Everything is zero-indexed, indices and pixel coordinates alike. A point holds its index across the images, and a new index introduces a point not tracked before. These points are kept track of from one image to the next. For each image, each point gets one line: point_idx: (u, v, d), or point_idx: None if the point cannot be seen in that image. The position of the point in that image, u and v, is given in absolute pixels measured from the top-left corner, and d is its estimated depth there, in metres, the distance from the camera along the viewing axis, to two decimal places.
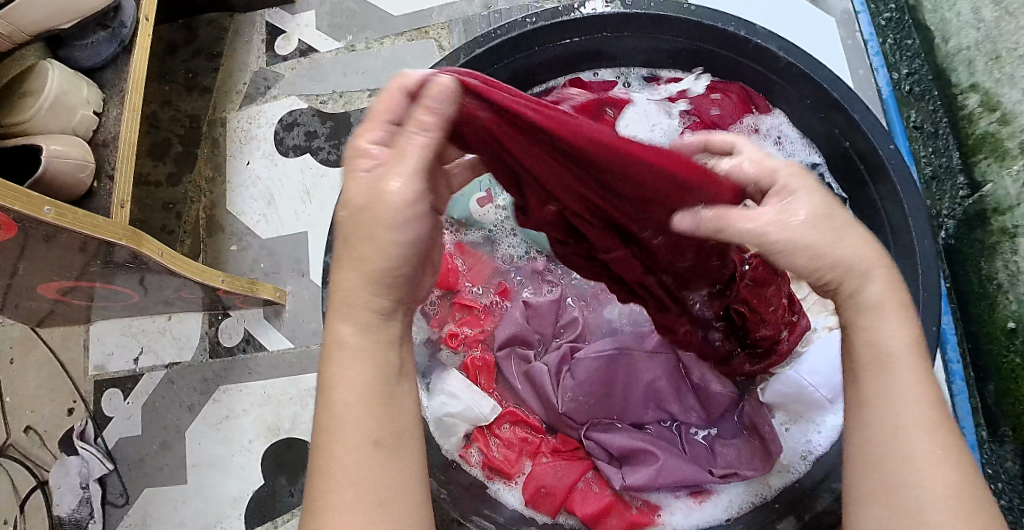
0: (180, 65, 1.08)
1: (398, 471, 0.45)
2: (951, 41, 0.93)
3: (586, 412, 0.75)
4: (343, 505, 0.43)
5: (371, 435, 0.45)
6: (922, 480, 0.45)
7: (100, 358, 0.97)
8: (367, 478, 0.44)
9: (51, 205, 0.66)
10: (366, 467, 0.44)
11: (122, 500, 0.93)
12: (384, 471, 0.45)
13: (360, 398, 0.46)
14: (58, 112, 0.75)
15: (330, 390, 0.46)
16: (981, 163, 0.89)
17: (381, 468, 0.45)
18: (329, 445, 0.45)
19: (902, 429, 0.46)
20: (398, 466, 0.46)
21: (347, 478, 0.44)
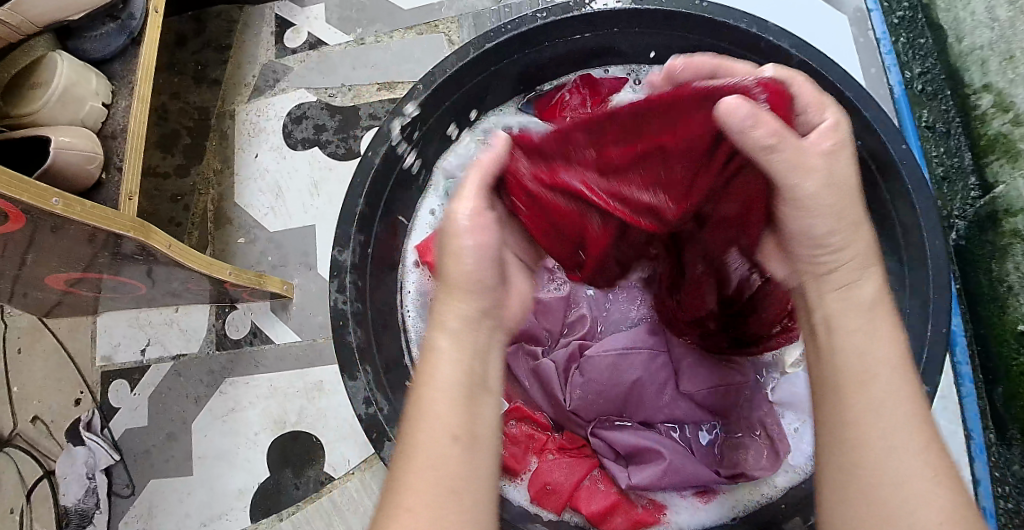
0: (189, 57, 1.08)
1: (475, 465, 0.45)
2: (964, 41, 0.92)
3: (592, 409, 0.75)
4: (419, 485, 0.44)
5: (450, 426, 0.45)
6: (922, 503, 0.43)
7: (107, 349, 0.97)
8: (441, 465, 0.44)
9: (59, 197, 0.66)
10: (443, 454, 0.44)
11: (128, 490, 0.93)
12: (461, 464, 0.45)
13: (448, 388, 0.47)
14: (66, 104, 0.75)
15: (421, 382, 0.48)
16: (993, 164, 0.89)
17: (458, 453, 0.45)
18: (412, 424, 0.46)
19: (898, 450, 0.44)
20: (475, 460, 0.45)
21: (426, 461, 0.44)
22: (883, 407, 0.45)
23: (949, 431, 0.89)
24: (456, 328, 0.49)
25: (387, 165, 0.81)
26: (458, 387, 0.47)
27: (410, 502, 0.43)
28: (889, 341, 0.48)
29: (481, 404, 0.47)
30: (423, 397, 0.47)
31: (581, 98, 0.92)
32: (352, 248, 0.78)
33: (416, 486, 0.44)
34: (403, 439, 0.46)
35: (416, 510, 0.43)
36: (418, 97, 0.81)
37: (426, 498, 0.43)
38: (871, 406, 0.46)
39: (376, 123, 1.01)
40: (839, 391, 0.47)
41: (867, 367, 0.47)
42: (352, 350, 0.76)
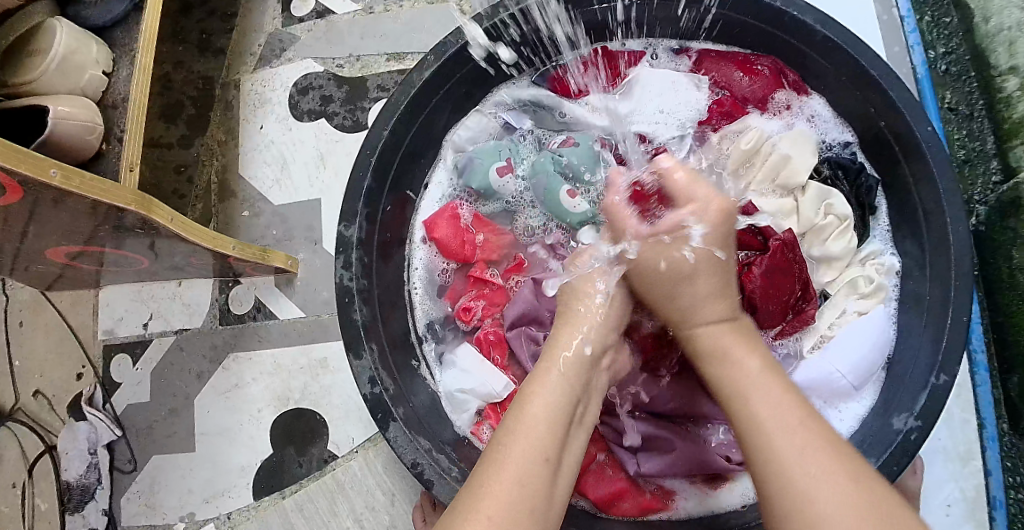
0: (193, 26, 1.03)
1: (554, 493, 0.52)
2: (991, 21, 0.90)
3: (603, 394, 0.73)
4: (504, 496, 0.50)
5: (540, 453, 0.53)
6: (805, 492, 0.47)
7: (109, 323, 0.96)
8: (527, 484, 0.51)
9: (58, 168, 0.64)
10: (532, 476, 0.51)
11: (130, 466, 0.92)
12: (543, 485, 0.51)
13: (543, 419, 0.55)
14: (67, 73, 0.73)
15: (521, 411, 0.56)
16: (1018, 149, 0.87)
17: (540, 477, 0.52)
18: (506, 443, 0.53)
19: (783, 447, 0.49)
20: (554, 490, 0.53)
21: (514, 476, 0.51)
22: (770, 411, 0.52)
23: (962, 419, 0.88)
24: (564, 376, 0.58)
25: (395, 139, 0.79)
26: (551, 421, 0.55)
27: (489, 513, 0.49)
28: (760, 358, 0.57)
29: (566, 443, 0.56)
30: (515, 420, 0.55)
31: (596, 72, 0.90)
32: (358, 223, 0.76)
33: (493, 497, 0.50)
34: (491, 452, 0.53)
35: (495, 516, 0.48)
36: (429, 68, 0.78)
37: (508, 508, 0.49)
38: (760, 417, 0.52)
39: (384, 95, 0.99)
40: (726, 409, 0.56)
41: (741, 385, 0.55)
42: (358, 328, 0.74)
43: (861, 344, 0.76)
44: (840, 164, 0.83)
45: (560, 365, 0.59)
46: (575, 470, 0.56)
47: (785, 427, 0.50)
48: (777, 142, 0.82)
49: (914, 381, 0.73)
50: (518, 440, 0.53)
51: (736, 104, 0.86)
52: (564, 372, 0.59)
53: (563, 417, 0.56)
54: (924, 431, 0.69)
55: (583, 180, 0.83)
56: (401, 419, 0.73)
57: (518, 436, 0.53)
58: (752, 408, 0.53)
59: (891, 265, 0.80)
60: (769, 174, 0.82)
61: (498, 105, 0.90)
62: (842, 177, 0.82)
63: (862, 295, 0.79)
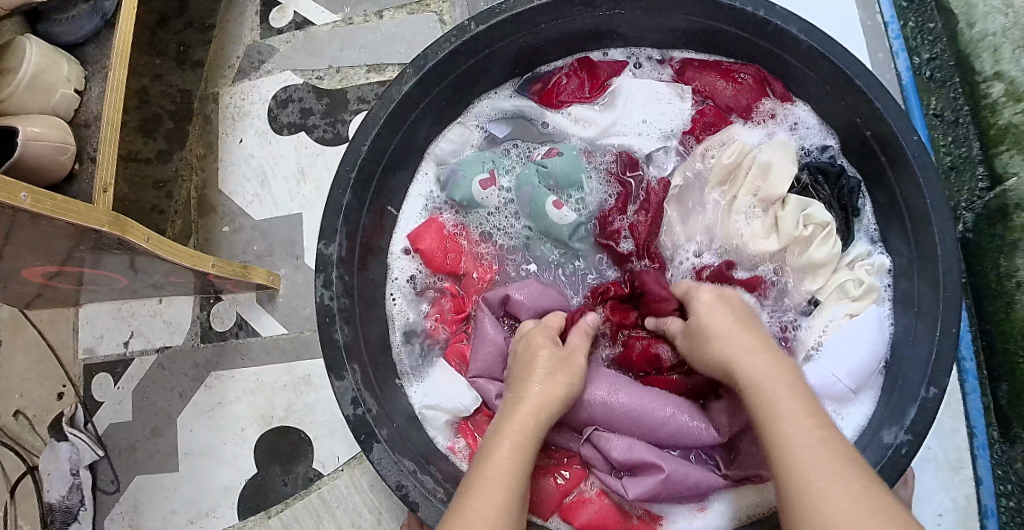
0: (171, 37, 0.97)
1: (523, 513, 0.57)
2: (976, 26, 0.89)
3: (586, 414, 0.71)
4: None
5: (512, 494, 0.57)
6: (822, 507, 0.51)
7: (89, 341, 0.95)
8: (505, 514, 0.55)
9: (27, 191, 0.62)
10: (505, 512, 0.55)
11: (113, 486, 0.91)
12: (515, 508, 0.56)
13: (510, 460, 0.59)
14: (37, 92, 0.70)
15: (488, 456, 0.59)
16: (1003, 155, 0.86)
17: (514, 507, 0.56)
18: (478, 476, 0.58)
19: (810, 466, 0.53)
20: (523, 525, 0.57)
21: (494, 509, 0.55)
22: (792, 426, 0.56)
23: (952, 428, 0.87)
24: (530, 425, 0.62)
25: (375, 155, 0.78)
26: (514, 460, 0.59)
27: (485, 523, 0.54)
28: (796, 392, 0.59)
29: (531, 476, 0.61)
30: (488, 461, 0.59)
31: (579, 82, 0.89)
32: (338, 242, 0.75)
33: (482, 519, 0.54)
34: (466, 488, 0.57)
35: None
36: (408, 82, 0.77)
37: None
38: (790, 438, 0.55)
39: (364, 107, 0.98)
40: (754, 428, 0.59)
41: (768, 393, 0.59)
42: (340, 349, 0.73)
43: (860, 348, 0.75)
44: (819, 169, 0.81)
45: (521, 412, 0.63)
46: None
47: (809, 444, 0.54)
48: (758, 153, 0.81)
49: (904, 393, 0.72)
50: (486, 470, 0.58)
51: (719, 113, 0.85)
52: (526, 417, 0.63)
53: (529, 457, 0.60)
54: (914, 445, 0.69)
55: (567, 188, 0.83)
56: (384, 441, 0.72)
57: (488, 471, 0.58)
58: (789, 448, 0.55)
59: (883, 265, 0.79)
60: (752, 187, 0.81)
61: (480, 115, 0.89)
62: (822, 181, 0.81)
63: (853, 299, 0.78)
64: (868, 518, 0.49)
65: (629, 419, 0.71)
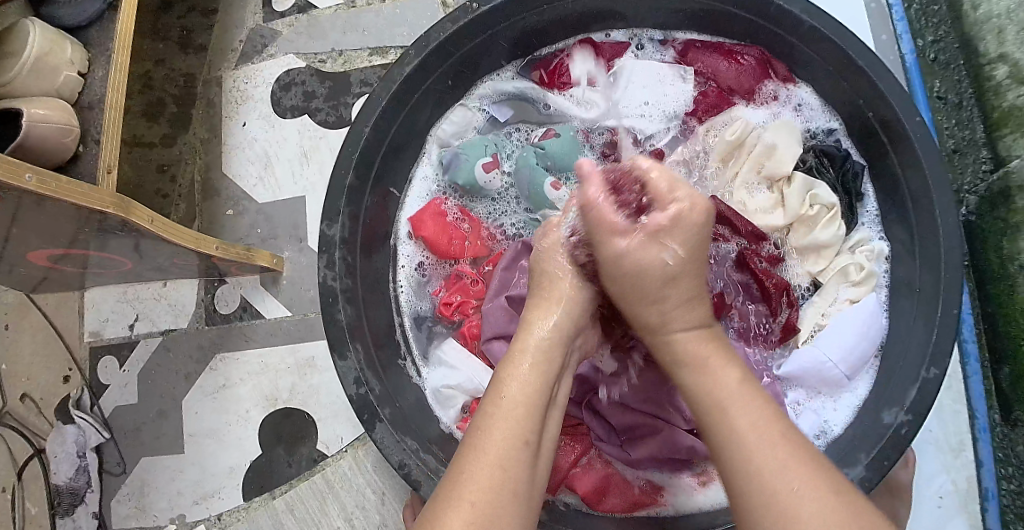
0: (174, 21, 1.02)
1: (534, 473, 0.51)
2: (980, 9, 0.89)
3: (587, 381, 0.73)
4: (486, 481, 0.49)
5: (517, 439, 0.51)
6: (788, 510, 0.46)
7: (95, 324, 0.95)
8: (502, 468, 0.50)
9: (32, 172, 0.61)
10: (506, 469, 0.50)
11: (119, 468, 0.92)
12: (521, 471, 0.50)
13: (520, 401, 0.53)
14: (41, 73, 0.69)
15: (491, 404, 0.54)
16: (1006, 138, 0.86)
17: (523, 450, 0.51)
18: (484, 428, 0.52)
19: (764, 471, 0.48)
20: (534, 473, 0.51)
21: (491, 463, 0.50)
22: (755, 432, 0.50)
23: (953, 410, 0.87)
24: (541, 360, 0.57)
25: (378, 136, 0.78)
26: (521, 402, 0.53)
27: (471, 498, 0.48)
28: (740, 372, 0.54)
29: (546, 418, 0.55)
30: (493, 406, 0.53)
31: (580, 64, 0.89)
32: (341, 223, 0.76)
33: (475, 484, 0.49)
34: (470, 434, 0.52)
35: (479, 502, 0.48)
36: (410, 64, 0.77)
37: (494, 495, 0.48)
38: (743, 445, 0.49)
39: (367, 89, 0.98)
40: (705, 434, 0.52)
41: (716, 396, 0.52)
42: (342, 329, 0.73)
43: (851, 332, 0.75)
44: (824, 152, 0.82)
45: (533, 345, 0.57)
46: (552, 452, 0.55)
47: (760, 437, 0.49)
48: (762, 133, 0.82)
49: (905, 373, 0.72)
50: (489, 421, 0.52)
51: (721, 95, 0.86)
52: (537, 351, 0.57)
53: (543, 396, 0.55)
54: (914, 425, 0.68)
55: (565, 170, 0.83)
56: (387, 420, 0.72)
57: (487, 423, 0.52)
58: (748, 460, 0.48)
59: (881, 250, 0.79)
60: (756, 165, 0.82)
61: (483, 98, 0.89)
62: (827, 164, 0.82)
63: (853, 283, 0.78)
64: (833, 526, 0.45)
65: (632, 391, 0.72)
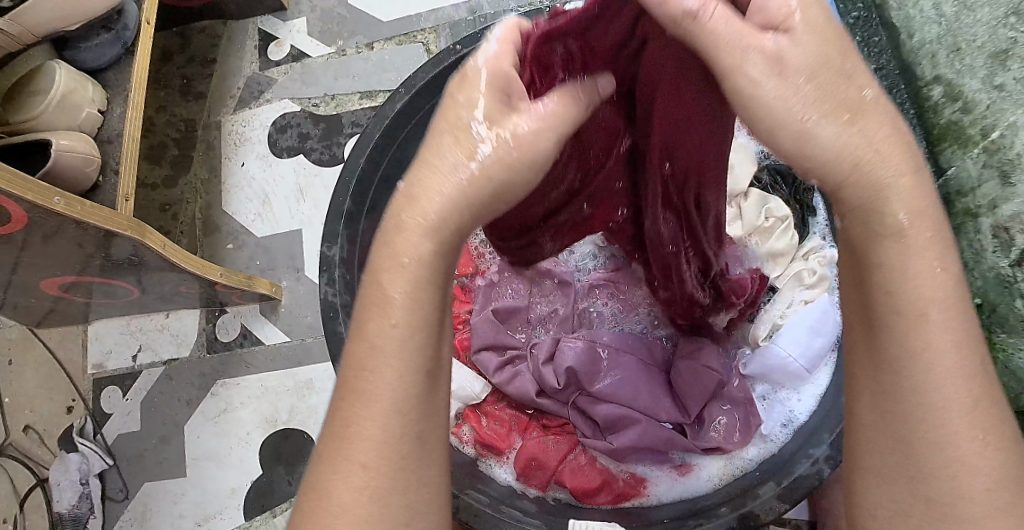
0: (176, 73, 1.11)
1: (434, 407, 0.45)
2: (915, 37, 0.97)
3: (574, 379, 0.78)
4: (376, 439, 0.42)
5: (406, 384, 0.43)
6: (954, 470, 0.41)
7: (99, 357, 0.99)
8: (398, 417, 0.43)
9: (61, 196, 0.67)
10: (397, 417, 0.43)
11: (122, 494, 0.94)
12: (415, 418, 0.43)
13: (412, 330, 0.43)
14: (66, 110, 0.75)
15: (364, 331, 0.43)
16: (946, 151, 0.93)
17: (418, 396, 0.43)
18: (370, 369, 0.43)
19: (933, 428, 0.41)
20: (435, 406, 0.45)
21: (381, 414, 0.42)
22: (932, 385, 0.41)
23: None
24: (430, 268, 0.43)
25: (372, 164, 0.85)
26: (412, 328, 0.43)
27: (362, 460, 0.42)
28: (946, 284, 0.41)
29: (445, 333, 0.46)
30: (376, 343, 0.43)
31: None
32: (339, 244, 0.82)
33: (366, 439, 0.42)
34: (354, 378, 0.43)
35: (372, 465, 0.42)
36: (400, 101, 0.85)
37: (387, 453, 0.42)
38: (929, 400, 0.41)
39: (358, 130, 1.05)
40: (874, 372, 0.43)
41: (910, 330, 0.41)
42: (342, 340, 0.78)
43: (808, 330, 0.80)
44: (777, 172, 0.90)
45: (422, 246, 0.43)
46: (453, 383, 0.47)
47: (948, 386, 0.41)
48: None
49: None
50: (375, 359, 0.43)
51: None
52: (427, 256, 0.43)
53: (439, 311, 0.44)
54: None
55: None
56: None
57: (373, 361, 0.43)
58: (926, 404, 0.41)
59: (833, 256, 0.85)
60: None
61: None
62: (778, 183, 0.90)
63: (808, 286, 0.84)
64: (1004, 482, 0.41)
65: (615, 388, 0.77)
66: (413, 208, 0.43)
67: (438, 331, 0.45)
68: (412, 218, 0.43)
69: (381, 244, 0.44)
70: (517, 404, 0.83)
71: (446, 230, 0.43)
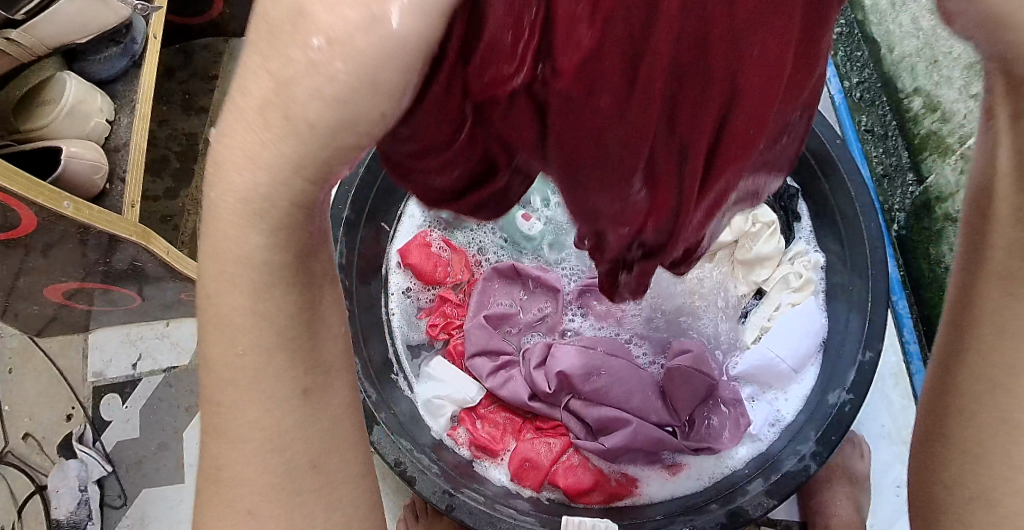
0: (178, 88, 1.14)
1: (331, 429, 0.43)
2: (895, 50, 1.00)
3: (566, 383, 0.80)
4: (261, 479, 0.41)
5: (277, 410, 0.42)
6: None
7: (98, 365, 1.00)
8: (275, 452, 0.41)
9: (70, 201, 0.69)
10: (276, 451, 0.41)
11: (120, 501, 0.94)
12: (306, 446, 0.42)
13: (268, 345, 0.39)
14: (75, 119, 0.77)
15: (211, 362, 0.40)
16: (928, 159, 0.97)
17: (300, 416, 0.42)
18: (228, 401, 0.40)
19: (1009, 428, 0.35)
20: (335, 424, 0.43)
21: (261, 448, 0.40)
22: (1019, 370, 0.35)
23: (903, 406, 0.94)
24: (264, 272, 0.37)
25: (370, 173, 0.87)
26: (270, 348, 0.39)
27: (249, 506, 0.41)
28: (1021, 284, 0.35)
29: (318, 341, 0.42)
30: (226, 374, 0.39)
31: None
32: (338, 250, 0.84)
33: (251, 479, 0.41)
34: (215, 414, 0.41)
35: (258, 510, 0.41)
36: None
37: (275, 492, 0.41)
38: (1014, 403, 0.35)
39: None
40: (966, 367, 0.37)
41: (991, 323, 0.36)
42: None
43: (796, 334, 0.83)
44: None
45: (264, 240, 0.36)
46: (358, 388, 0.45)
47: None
48: None
49: (845, 360, 0.79)
50: (233, 390, 0.40)
51: None
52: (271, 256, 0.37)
53: (305, 314, 0.40)
54: (856, 402, 0.74)
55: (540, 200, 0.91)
56: (383, 422, 0.76)
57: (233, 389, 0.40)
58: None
59: (818, 260, 0.87)
60: None
61: None
62: None
63: (794, 289, 0.87)
64: None
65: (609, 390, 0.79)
66: (228, 158, 0.34)
67: (307, 344, 0.41)
68: (224, 199, 0.35)
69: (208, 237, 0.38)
70: (511, 409, 0.84)
71: (275, 214, 0.35)
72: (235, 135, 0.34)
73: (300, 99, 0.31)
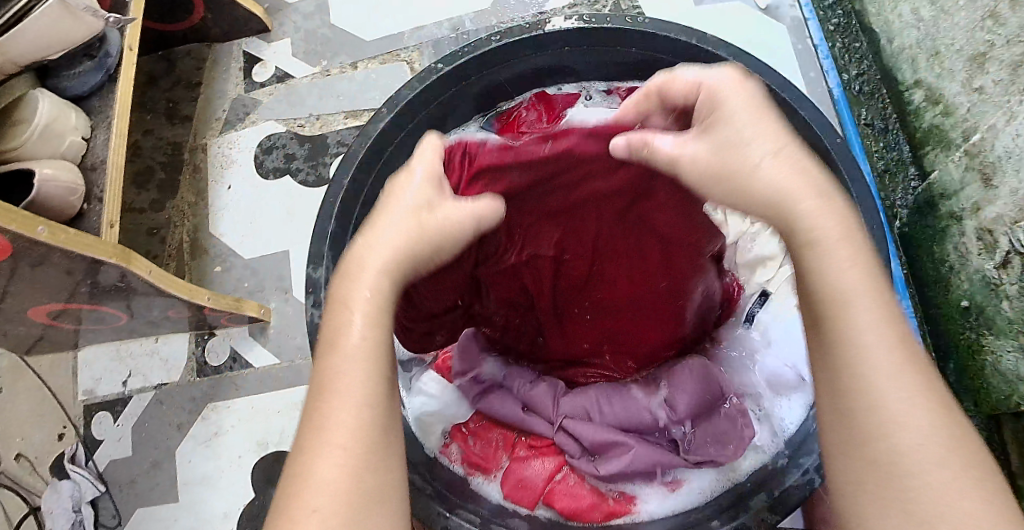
0: (162, 97, 1.12)
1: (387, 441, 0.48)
2: (895, 41, 0.97)
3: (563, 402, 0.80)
4: (339, 468, 0.46)
5: (365, 419, 0.48)
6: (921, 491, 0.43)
7: (88, 383, 0.99)
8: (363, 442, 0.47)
9: (45, 225, 0.68)
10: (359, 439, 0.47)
11: (115, 520, 0.94)
12: (366, 444, 0.47)
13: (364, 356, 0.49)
14: (48, 139, 0.76)
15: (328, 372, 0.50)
16: (929, 154, 0.94)
17: (375, 429, 0.48)
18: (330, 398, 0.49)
19: (898, 450, 0.44)
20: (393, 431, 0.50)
21: (348, 435, 0.47)
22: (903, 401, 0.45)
23: None
24: (379, 306, 0.51)
25: (356, 185, 0.85)
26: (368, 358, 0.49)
27: (327, 490, 0.45)
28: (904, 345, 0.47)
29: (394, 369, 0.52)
30: (333, 376, 0.49)
31: (537, 114, 0.99)
32: (326, 264, 0.81)
33: (327, 465, 0.46)
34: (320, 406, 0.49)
35: (332, 488, 0.45)
36: (384, 119, 0.85)
37: (349, 476, 0.46)
38: (896, 432, 0.44)
39: (343, 149, 1.05)
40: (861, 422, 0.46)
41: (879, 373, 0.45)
42: None
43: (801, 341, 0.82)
44: None
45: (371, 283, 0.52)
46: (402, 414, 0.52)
47: (921, 439, 0.44)
48: None
49: None
50: (340, 386, 0.49)
51: None
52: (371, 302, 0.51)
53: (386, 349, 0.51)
54: None
55: None
56: None
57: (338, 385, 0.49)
58: (895, 422, 0.45)
59: None
60: None
61: None
62: None
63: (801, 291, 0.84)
64: (969, 502, 0.42)
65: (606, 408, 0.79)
66: (367, 251, 0.53)
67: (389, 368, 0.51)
68: (366, 249, 0.53)
69: (344, 280, 0.53)
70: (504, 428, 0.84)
71: (399, 269, 0.53)
72: (371, 239, 0.53)
73: (439, 220, 0.53)
